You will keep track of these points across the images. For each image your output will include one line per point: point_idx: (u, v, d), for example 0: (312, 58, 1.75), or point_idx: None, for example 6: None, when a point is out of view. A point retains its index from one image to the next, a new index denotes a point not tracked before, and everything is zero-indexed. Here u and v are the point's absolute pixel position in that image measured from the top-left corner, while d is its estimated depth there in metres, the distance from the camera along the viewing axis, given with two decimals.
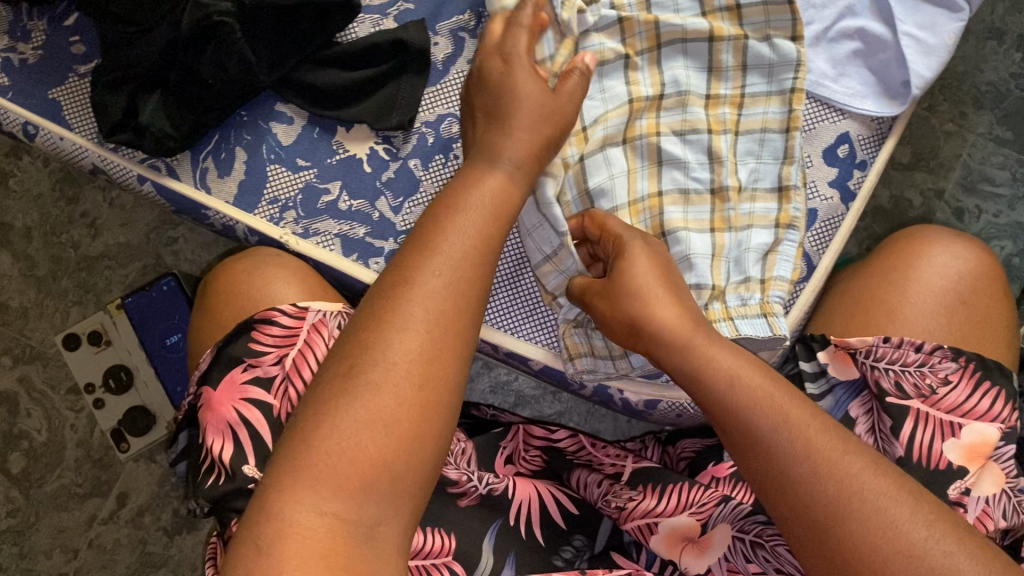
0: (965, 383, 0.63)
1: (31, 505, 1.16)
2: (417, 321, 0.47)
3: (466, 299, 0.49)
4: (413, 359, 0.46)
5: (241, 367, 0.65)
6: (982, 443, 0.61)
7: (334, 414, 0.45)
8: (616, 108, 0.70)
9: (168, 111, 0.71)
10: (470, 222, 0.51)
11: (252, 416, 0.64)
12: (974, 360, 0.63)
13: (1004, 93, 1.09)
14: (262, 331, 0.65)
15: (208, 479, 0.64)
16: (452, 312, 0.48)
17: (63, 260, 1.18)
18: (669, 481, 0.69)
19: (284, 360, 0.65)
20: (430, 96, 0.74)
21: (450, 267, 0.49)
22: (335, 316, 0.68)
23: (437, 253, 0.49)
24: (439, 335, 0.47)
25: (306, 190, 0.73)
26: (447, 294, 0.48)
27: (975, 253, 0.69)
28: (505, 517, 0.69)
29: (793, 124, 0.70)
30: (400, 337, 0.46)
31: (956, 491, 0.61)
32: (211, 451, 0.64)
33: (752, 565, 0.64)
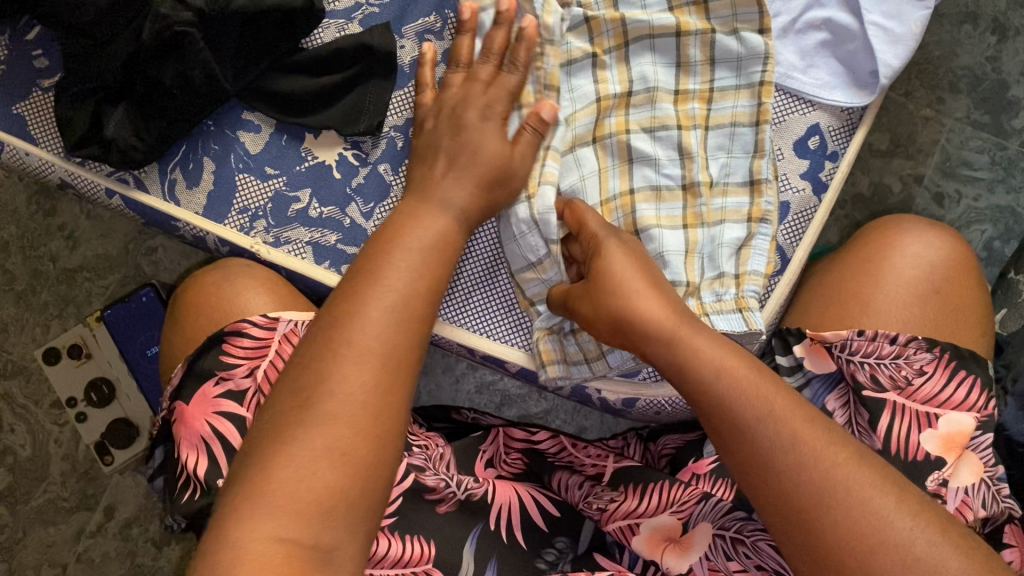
0: (939, 374, 0.62)
1: (19, 521, 1.16)
2: (368, 354, 0.50)
3: (412, 334, 0.52)
4: (367, 390, 0.49)
5: (213, 380, 0.65)
6: (958, 433, 0.61)
7: (292, 443, 0.47)
8: (584, 108, 0.70)
9: (134, 123, 0.69)
10: None
11: (225, 428, 0.64)
12: (949, 350, 0.63)
13: (980, 77, 1.08)
14: (233, 343, 0.65)
15: (185, 493, 0.64)
16: (399, 347, 0.51)
17: (42, 273, 1.17)
18: (650, 480, 0.69)
19: (258, 372, 0.65)
20: (397, 100, 0.73)
21: (397, 303, 0.53)
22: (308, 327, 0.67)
23: (386, 289, 0.53)
24: (389, 369, 0.50)
25: (276, 198, 0.72)
26: (394, 330, 0.51)
27: (949, 241, 0.69)
28: (485, 522, 0.68)
29: (763, 117, 0.69)
30: (353, 369, 0.49)
31: (934, 482, 0.61)
32: (186, 466, 0.64)
33: (732, 563, 0.63)
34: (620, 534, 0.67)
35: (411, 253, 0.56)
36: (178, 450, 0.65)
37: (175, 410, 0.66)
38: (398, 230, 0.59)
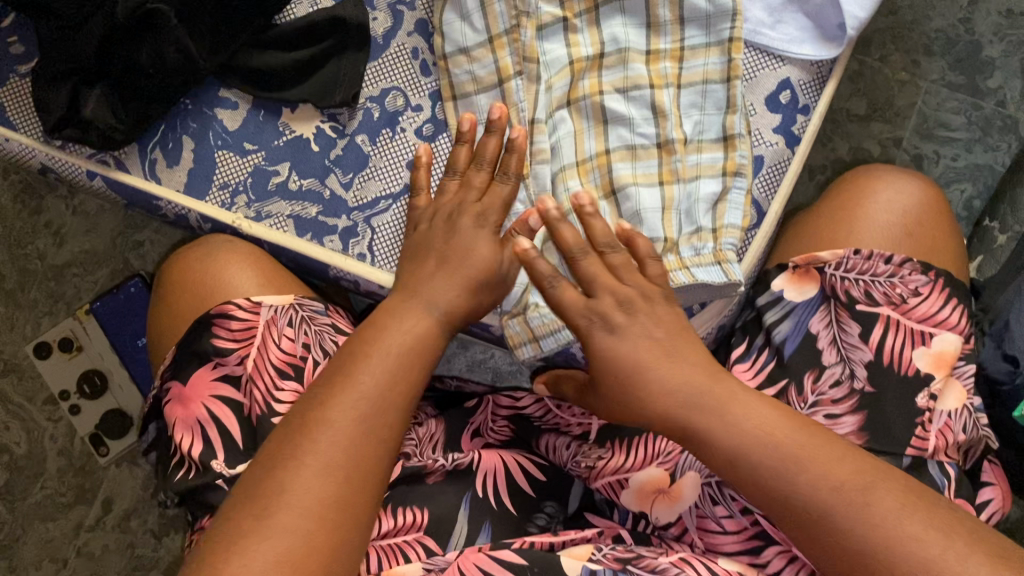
0: (933, 296, 0.66)
1: (17, 519, 1.16)
2: (330, 463, 0.51)
3: (377, 442, 0.54)
4: (324, 500, 0.50)
5: (211, 364, 0.66)
6: (948, 350, 0.65)
7: (245, 552, 0.47)
8: (558, 73, 0.71)
9: (112, 103, 0.70)
10: (335, 426, 0.52)
11: (222, 412, 0.65)
12: (943, 276, 0.67)
13: (953, 39, 1.10)
14: (222, 324, 0.66)
15: (182, 474, 0.64)
16: (360, 455, 0.52)
17: (30, 272, 1.18)
18: (635, 435, 0.70)
19: (247, 354, 0.66)
20: (373, 71, 0.74)
21: (365, 407, 0.54)
22: (288, 313, 0.68)
23: (354, 393, 0.54)
24: (347, 479, 0.51)
25: (256, 173, 0.73)
26: (357, 436, 0.53)
27: (919, 187, 0.72)
28: (473, 491, 0.69)
29: (733, 73, 0.70)
30: (313, 479, 0.50)
31: (924, 397, 0.64)
32: (181, 448, 0.64)
33: (719, 508, 0.65)
34: (607, 490, 0.69)
35: (392, 352, 0.57)
36: (173, 431, 0.65)
37: (169, 391, 0.66)
38: (379, 328, 0.59)
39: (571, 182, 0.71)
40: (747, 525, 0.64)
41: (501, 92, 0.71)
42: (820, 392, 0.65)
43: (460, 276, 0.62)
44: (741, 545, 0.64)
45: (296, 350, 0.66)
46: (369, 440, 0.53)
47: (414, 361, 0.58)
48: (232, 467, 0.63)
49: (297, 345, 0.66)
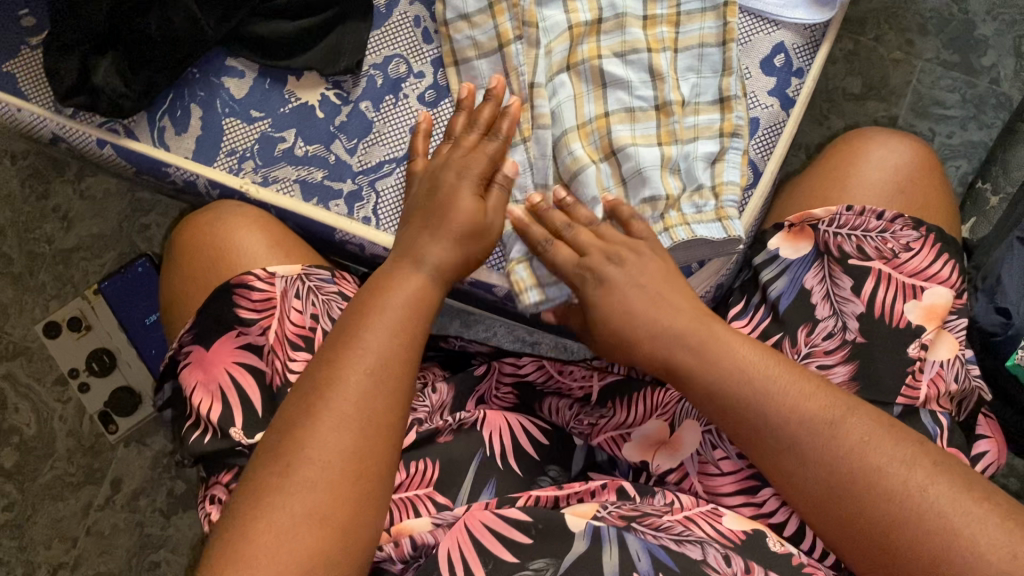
0: (925, 250, 0.67)
1: (27, 498, 1.18)
2: (346, 419, 0.52)
3: (393, 395, 0.55)
4: (344, 455, 0.52)
5: (235, 332, 0.67)
6: (941, 304, 0.66)
7: (270, 508, 0.49)
8: (558, 36, 0.73)
9: (120, 69, 0.73)
10: (348, 384, 0.54)
11: (245, 379, 0.66)
12: (934, 231, 0.68)
13: (947, 18, 1.12)
14: (243, 292, 0.67)
15: (197, 436, 0.66)
16: (377, 408, 0.54)
17: (38, 255, 1.19)
18: (635, 390, 0.72)
19: (268, 325, 0.67)
20: (377, 39, 0.76)
21: (377, 363, 0.55)
22: (296, 282, 0.69)
23: (364, 351, 0.55)
24: (366, 432, 0.53)
25: (262, 139, 0.75)
26: (371, 392, 0.54)
27: (911, 146, 0.73)
28: (482, 450, 0.70)
29: (729, 36, 0.72)
30: (332, 435, 0.52)
31: (916, 348, 0.65)
32: (198, 410, 0.65)
33: (717, 451, 0.67)
34: (609, 445, 0.70)
35: (398, 309, 0.57)
36: (191, 394, 0.66)
37: (190, 353, 0.67)
38: (382, 287, 0.59)
39: (575, 145, 0.71)
40: (742, 466, 0.66)
41: (502, 58, 0.73)
42: (813, 344, 0.67)
43: (447, 236, 0.62)
44: (737, 485, 0.66)
45: (305, 322, 0.68)
46: (385, 391, 0.54)
47: (418, 318, 0.58)
48: (250, 436, 0.64)
49: (306, 316, 0.68)
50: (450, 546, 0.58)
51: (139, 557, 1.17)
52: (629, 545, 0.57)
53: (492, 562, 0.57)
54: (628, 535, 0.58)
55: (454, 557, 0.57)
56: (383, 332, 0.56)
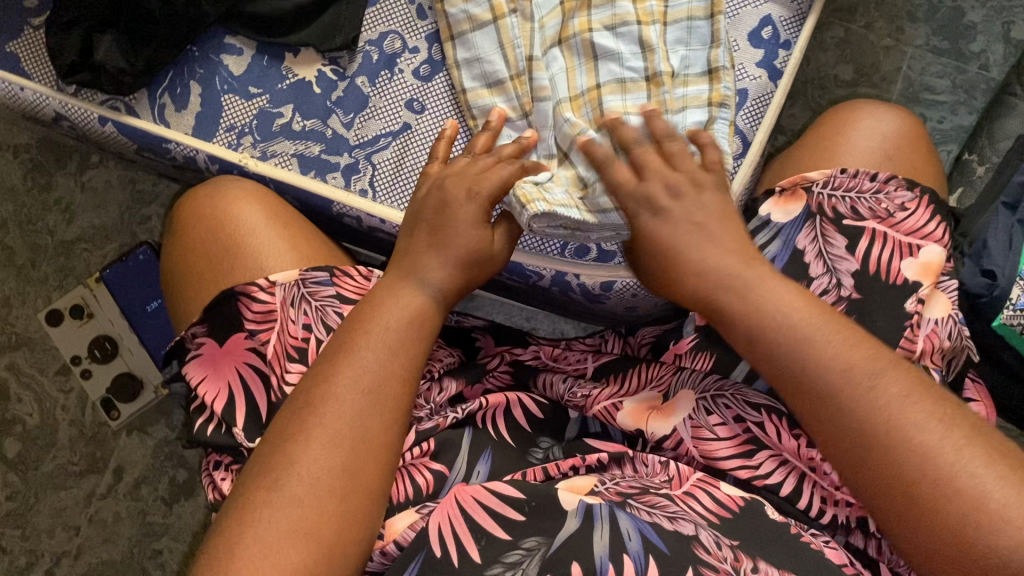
0: (921, 209, 0.68)
1: (30, 488, 1.18)
2: (339, 436, 0.53)
3: (388, 415, 0.55)
4: (334, 472, 0.52)
5: (243, 334, 0.66)
6: (935, 261, 0.66)
7: (255, 523, 0.49)
8: (549, 12, 0.75)
9: (122, 48, 0.75)
10: (342, 401, 0.54)
11: (252, 378, 0.65)
12: (928, 194, 0.69)
13: (936, 5, 1.13)
14: (245, 302, 0.66)
15: (203, 423, 0.66)
16: (371, 428, 0.54)
17: (41, 247, 1.21)
18: (629, 369, 0.73)
19: (267, 338, 0.66)
20: (371, 16, 0.78)
21: (370, 380, 0.55)
22: (291, 288, 0.67)
23: (354, 366, 0.55)
24: (359, 450, 0.53)
25: (261, 115, 0.77)
26: (359, 411, 0.54)
27: (899, 116, 0.75)
28: (472, 423, 0.71)
29: (717, 8, 0.72)
30: (323, 451, 0.52)
31: (912, 304, 0.65)
32: (202, 400, 0.66)
33: (712, 417, 0.66)
34: (603, 415, 0.70)
35: (393, 330, 0.57)
36: (196, 385, 0.66)
37: (201, 345, 0.67)
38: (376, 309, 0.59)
39: (567, 115, 0.72)
40: (738, 432, 0.66)
41: (495, 29, 0.74)
42: None
43: (454, 253, 0.61)
44: (736, 450, 0.65)
45: (299, 332, 0.65)
46: (375, 409, 0.54)
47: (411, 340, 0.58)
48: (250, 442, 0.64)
49: (302, 326, 0.66)
50: (441, 522, 0.58)
51: (141, 545, 1.17)
52: (620, 525, 0.57)
53: (485, 540, 0.58)
54: (620, 515, 0.58)
55: (445, 531, 0.58)
56: (372, 349, 0.56)
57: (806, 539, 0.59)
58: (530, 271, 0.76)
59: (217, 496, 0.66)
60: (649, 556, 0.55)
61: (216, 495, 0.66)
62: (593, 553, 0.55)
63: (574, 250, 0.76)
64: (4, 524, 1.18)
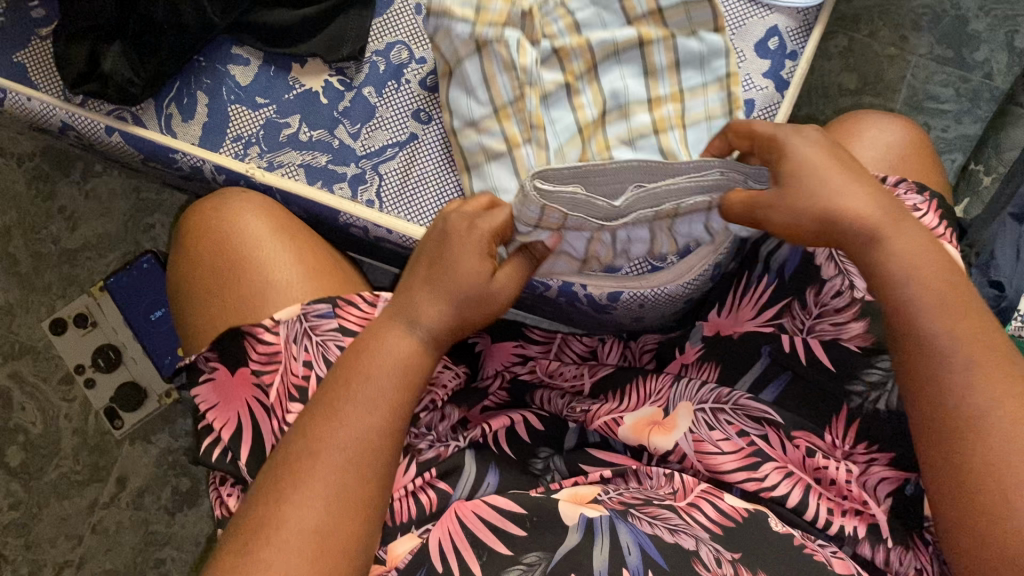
0: (932, 210, 0.67)
1: (32, 497, 1.18)
2: (317, 496, 0.50)
3: (371, 469, 0.53)
4: (311, 534, 0.49)
5: (249, 368, 0.65)
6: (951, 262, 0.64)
7: None
8: (569, 139, 0.73)
9: (130, 58, 0.75)
10: (323, 458, 0.52)
11: (258, 408, 0.66)
12: (938, 198, 0.68)
13: (940, 15, 1.13)
14: (250, 342, 0.65)
15: (209, 445, 0.67)
16: (352, 487, 0.52)
17: (44, 255, 1.21)
18: (628, 382, 0.73)
19: (271, 380, 0.65)
20: (378, 26, 0.78)
21: (352, 438, 0.53)
22: (293, 324, 0.66)
23: (336, 423, 0.53)
24: (338, 510, 0.51)
25: (267, 125, 0.77)
26: (340, 470, 0.52)
27: (905, 126, 0.75)
28: (474, 445, 0.70)
29: (734, 106, 0.72)
30: (299, 512, 0.50)
31: None
32: (210, 425, 0.66)
33: (715, 432, 0.66)
34: (604, 429, 0.69)
35: (380, 384, 0.55)
36: (205, 411, 0.67)
37: (215, 369, 0.67)
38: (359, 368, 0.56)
39: None
40: (742, 445, 0.65)
41: (511, 160, 0.72)
42: (823, 304, 0.68)
43: (452, 291, 0.58)
44: (741, 463, 0.64)
45: (300, 371, 0.65)
46: (354, 470, 0.52)
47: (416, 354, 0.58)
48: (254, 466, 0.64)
49: (304, 364, 0.65)
50: (441, 537, 0.59)
51: (144, 555, 1.17)
52: (620, 538, 0.57)
53: (487, 555, 0.58)
54: (619, 526, 0.58)
55: (445, 545, 0.58)
56: (354, 405, 0.54)
57: (810, 549, 0.58)
58: (537, 283, 0.76)
59: (223, 513, 0.67)
60: (648, 569, 0.55)
61: (224, 513, 0.67)
62: (592, 566, 0.55)
63: None
64: (7, 533, 1.18)
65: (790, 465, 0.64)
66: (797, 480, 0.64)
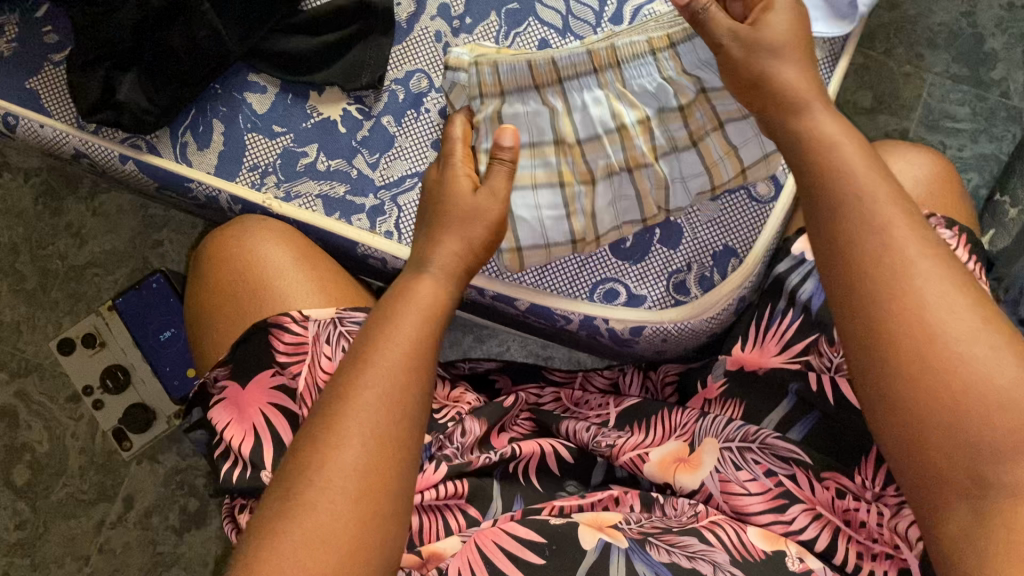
0: (962, 244, 0.66)
1: (39, 517, 1.17)
2: (356, 435, 0.47)
3: (410, 412, 0.50)
4: (353, 476, 0.46)
5: (269, 371, 0.64)
6: None
7: (275, 540, 0.44)
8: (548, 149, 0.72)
9: (145, 88, 0.74)
10: (367, 400, 0.49)
11: (278, 419, 0.64)
12: (966, 232, 0.67)
13: (957, 33, 1.11)
14: (276, 335, 0.65)
15: (230, 469, 0.64)
16: (392, 428, 0.49)
17: (51, 272, 1.19)
18: (652, 415, 0.72)
19: (298, 370, 0.64)
20: (397, 54, 0.77)
21: (385, 376, 0.50)
22: (326, 326, 0.66)
23: (371, 364, 0.50)
24: (379, 452, 0.48)
25: (285, 154, 0.76)
26: (382, 408, 0.49)
27: (930, 160, 0.74)
28: (505, 466, 0.70)
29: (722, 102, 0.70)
30: (340, 452, 0.47)
31: None
32: (229, 443, 0.64)
33: (742, 472, 0.65)
34: (630, 465, 0.69)
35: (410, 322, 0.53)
36: (220, 429, 0.64)
37: (224, 389, 0.66)
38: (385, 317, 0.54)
39: (579, 201, 0.73)
40: (770, 486, 0.64)
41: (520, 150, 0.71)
42: None
43: (455, 232, 0.60)
44: (768, 504, 0.63)
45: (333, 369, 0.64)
46: (395, 412, 0.49)
47: None
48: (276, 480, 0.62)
49: (338, 364, 0.64)
50: (461, 566, 0.57)
51: None
52: (636, 568, 0.56)
53: None
54: (636, 559, 0.57)
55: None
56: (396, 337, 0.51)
57: None
58: (558, 315, 0.77)
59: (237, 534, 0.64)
60: None
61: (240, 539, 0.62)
62: None
63: (603, 293, 0.77)
64: (13, 553, 1.17)
65: (819, 506, 0.63)
66: (825, 523, 0.62)
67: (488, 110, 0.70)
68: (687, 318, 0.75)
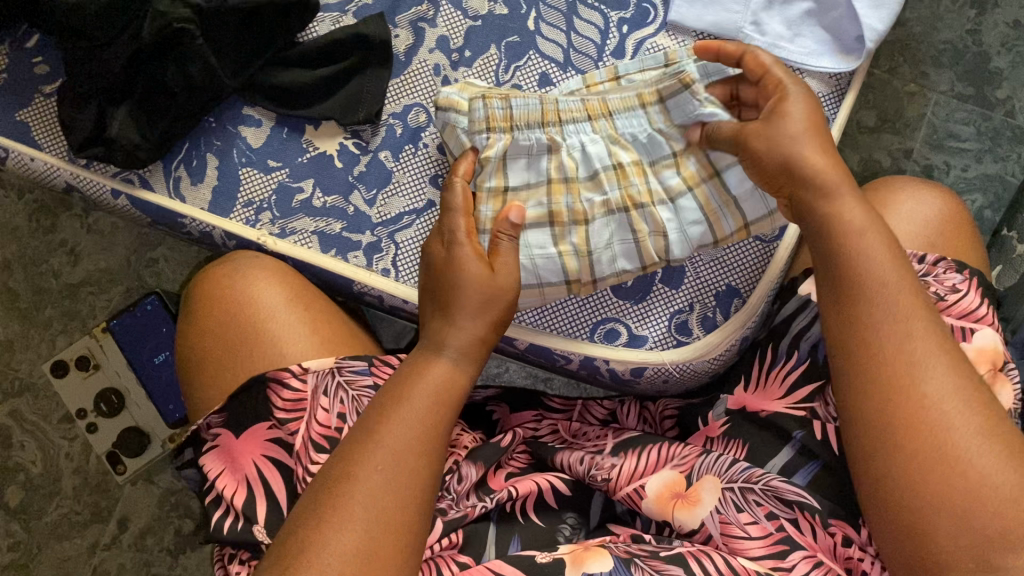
0: (972, 290, 0.64)
1: (32, 538, 1.16)
2: (359, 519, 0.48)
3: (416, 497, 0.51)
4: (349, 560, 0.47)
5: (266, 424, 0.63)
6: (989, 346, 0.63)
7: None
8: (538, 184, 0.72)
9: (135, 120, 0.72)
10: (371, 483, 0.50)
11: (270, 473, 0.63)
12: (976, 274, 0.65)
13: (961, 51, 1.10)
14: (275, 389, 0.63)
15: (219, 517, 0.63)
16: (394, 514, 0.49)
17: (45, 290, 1.18)
18: (646, 443, 0.69)
19: (295, 429, 0.63)
20: (395, 88, 0.77)
21: (393, 459, 0.51)
22: (326, 377, 0.64)
23: (380, 447, 0.51)
24: (382, 536, 0.48)
25: (280, 190, 0.75)
26: (388, 493, 0.50)
27: (940, 198, 0.72)
28: (500, 509, 0.69)
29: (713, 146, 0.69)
30: (337, 535, 0.48)
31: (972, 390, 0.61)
32: (221, 494, 0.63)
33: (742, 514, 0.63)
34: (628, 500, 0.67)
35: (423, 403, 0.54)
36: (213, 480, 0.63)
37: (217, 436, 0.64)
38: (398, 395, 0.55)
39: (570, 241, 0.72)
40: (771, 530, 0.62)
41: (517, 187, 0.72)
42: None
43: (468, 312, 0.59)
44: (769, 550, 0.61)
45: (331, 422, 0.63)
46: (399, 499, 0.50)
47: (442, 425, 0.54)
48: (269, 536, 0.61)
49: (335, 417, 0.63)
50: None
51: None
52: None
53: None
54: None
55: None
56: (408, 423, 0.53)
57: None
58: (558, 356, 0.76)
59: None
60: None
61: None
62: None
63: (604, 334, 0.76)
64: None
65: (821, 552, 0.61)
66: (827, 569, 0.59)
67: (495, 145, 0.70)
68: (687, 359, 0.74)
